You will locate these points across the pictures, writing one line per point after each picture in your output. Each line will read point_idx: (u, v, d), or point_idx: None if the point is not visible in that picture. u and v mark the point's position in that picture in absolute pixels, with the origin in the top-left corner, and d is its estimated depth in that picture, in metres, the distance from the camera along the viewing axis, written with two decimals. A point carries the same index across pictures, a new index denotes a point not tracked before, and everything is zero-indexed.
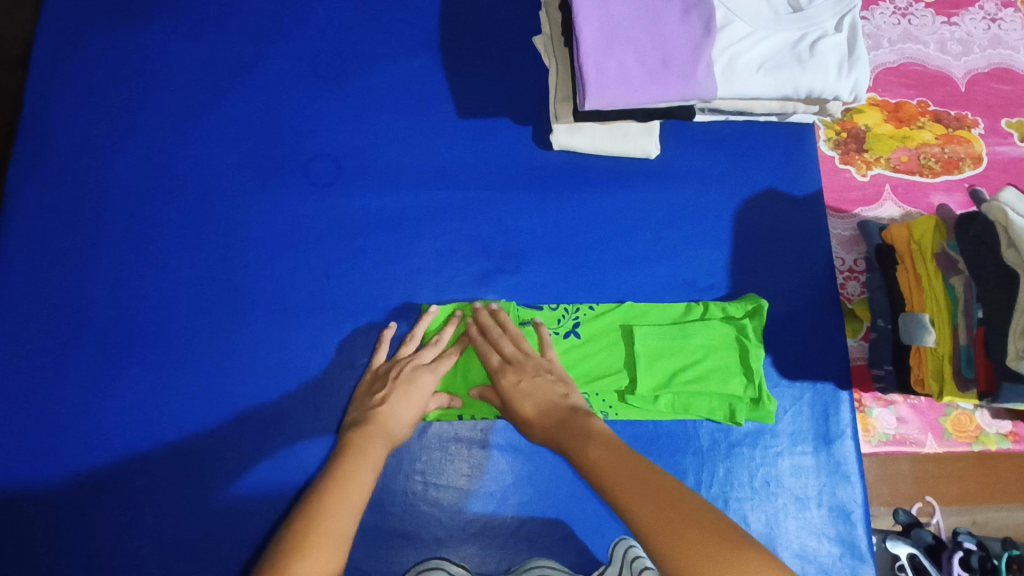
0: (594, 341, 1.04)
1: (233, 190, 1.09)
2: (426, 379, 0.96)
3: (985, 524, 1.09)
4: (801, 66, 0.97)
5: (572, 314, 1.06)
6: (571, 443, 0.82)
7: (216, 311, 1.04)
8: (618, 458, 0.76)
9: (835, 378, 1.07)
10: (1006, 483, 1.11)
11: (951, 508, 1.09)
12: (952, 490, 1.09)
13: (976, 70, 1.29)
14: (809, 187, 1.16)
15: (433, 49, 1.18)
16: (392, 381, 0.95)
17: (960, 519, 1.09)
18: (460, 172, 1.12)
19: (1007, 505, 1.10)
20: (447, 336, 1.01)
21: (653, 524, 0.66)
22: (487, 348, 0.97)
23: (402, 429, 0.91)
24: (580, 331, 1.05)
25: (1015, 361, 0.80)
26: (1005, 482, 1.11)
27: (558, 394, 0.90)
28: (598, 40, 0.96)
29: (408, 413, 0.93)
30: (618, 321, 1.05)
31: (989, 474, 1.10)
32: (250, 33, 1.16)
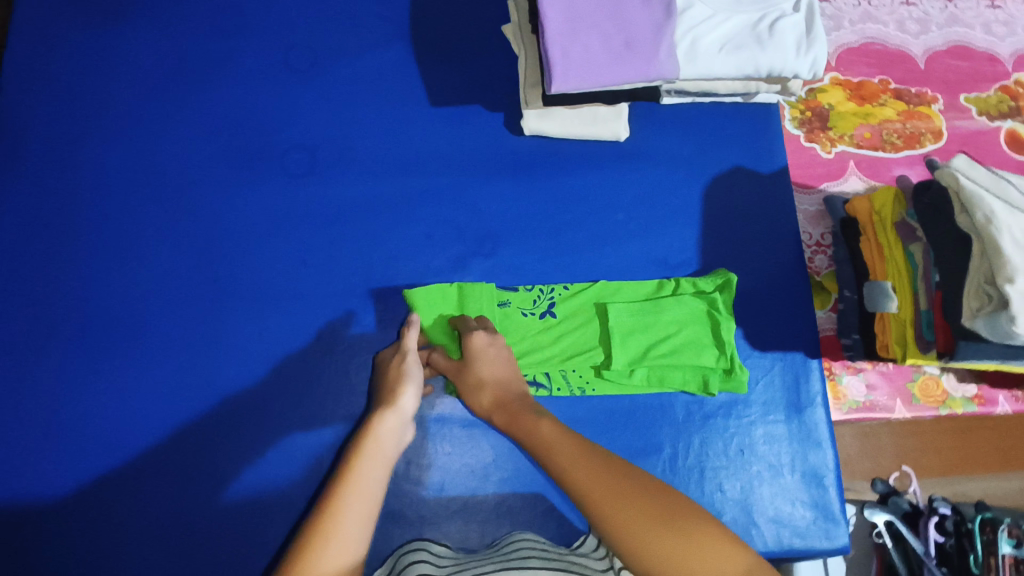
0: (570, 320, 1.07)
1: (210, 183, 1.11)
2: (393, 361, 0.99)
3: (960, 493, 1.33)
4: (760, 46, 1.00)
5: (547, 294, 1.08)
6: (524, 424, 0.89)
7: (195, 302, 1.06)
8: (570, 438, 0.84)
9: (804, 347, 1.10)
10: (981, 457, 1.35)
11: (927, 480, 1.33)
12: (928, 464, 1.33)
13: (935, 47, 1.33)
14: (776, 164, 1.19)
15: (405, 40, 1.20)
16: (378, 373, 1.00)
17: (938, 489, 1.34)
18: (434, 159, 1.14)
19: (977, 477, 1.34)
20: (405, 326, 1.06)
21: (598, 495, 0.74)
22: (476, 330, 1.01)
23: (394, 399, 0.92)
24: (556, 310, 1.08)
25: (970, 319, 0.84)
26: (979, 457, 1.35)
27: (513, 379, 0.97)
28: (562, 25, 0.98)
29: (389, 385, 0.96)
30: (593, 299, 1.08)
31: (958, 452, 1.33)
32: (224, 28, 1.18)
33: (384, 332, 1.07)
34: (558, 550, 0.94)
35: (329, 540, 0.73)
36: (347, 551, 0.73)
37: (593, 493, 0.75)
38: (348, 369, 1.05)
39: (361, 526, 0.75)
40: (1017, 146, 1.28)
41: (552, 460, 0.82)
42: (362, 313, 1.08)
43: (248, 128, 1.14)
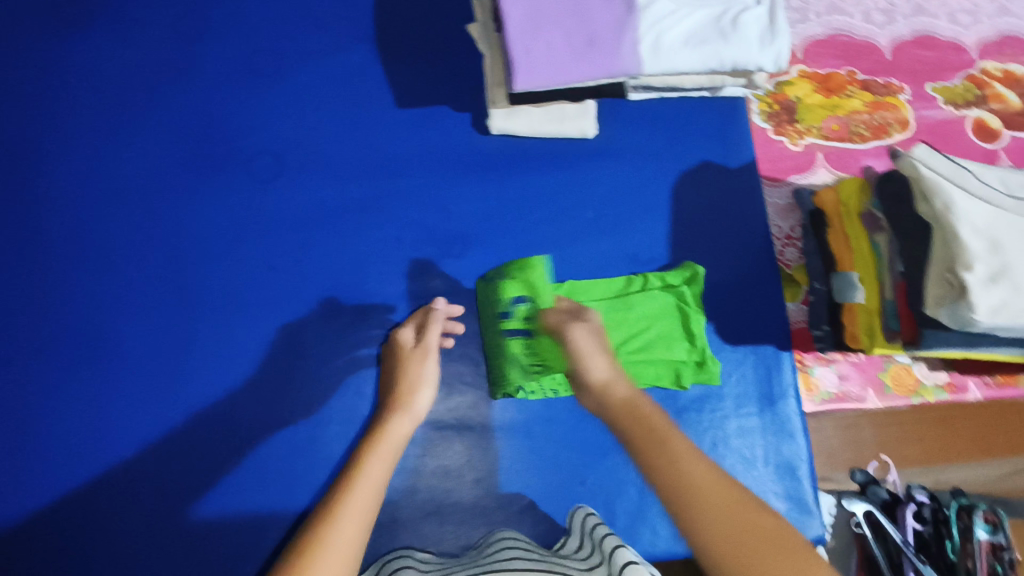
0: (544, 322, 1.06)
1: (175, 190, 1.09)
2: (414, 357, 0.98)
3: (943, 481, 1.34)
4: (724, 40, 1.00)
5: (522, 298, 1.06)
6: (634, 413, 0.79)
7: (161, 311, 1.04)
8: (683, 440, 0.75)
9: (775, 340, 1.10)
10: (962, 443, 1.35)
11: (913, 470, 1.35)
12: (914, 453, 1.35)
13: (901, 38, 1.33)
14: (744, 158, 1.19)
15: (370, 42, 1.19)
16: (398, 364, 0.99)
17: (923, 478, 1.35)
18: (402, 161, 1.14)
19: (962, 465, 1.34)
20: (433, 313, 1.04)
21: (716, 514, 0.67)
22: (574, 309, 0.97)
23: (413, 400, 0.94)
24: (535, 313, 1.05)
25: (934, 308, 0.84)
26: (961, 443, 1.35)
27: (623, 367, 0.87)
28: (523, 23, 0.97)
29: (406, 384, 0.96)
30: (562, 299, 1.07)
31: (944, 440, 1.34)
32: (187, 34, 1.16)
33: (355, 336, 1.07)
34: (538, 550, 0.93)
35: (341, 524, 0.73)
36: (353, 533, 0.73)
37: (711, 509, 0.68)
38: (319, 374, 1.05)
39: (360, 528, 0.74)
40: (984, 134, 1.28)
41: (668, 454, 0.73)
42: (332, 318, 1.07)
43: (212, 134, 1.12)
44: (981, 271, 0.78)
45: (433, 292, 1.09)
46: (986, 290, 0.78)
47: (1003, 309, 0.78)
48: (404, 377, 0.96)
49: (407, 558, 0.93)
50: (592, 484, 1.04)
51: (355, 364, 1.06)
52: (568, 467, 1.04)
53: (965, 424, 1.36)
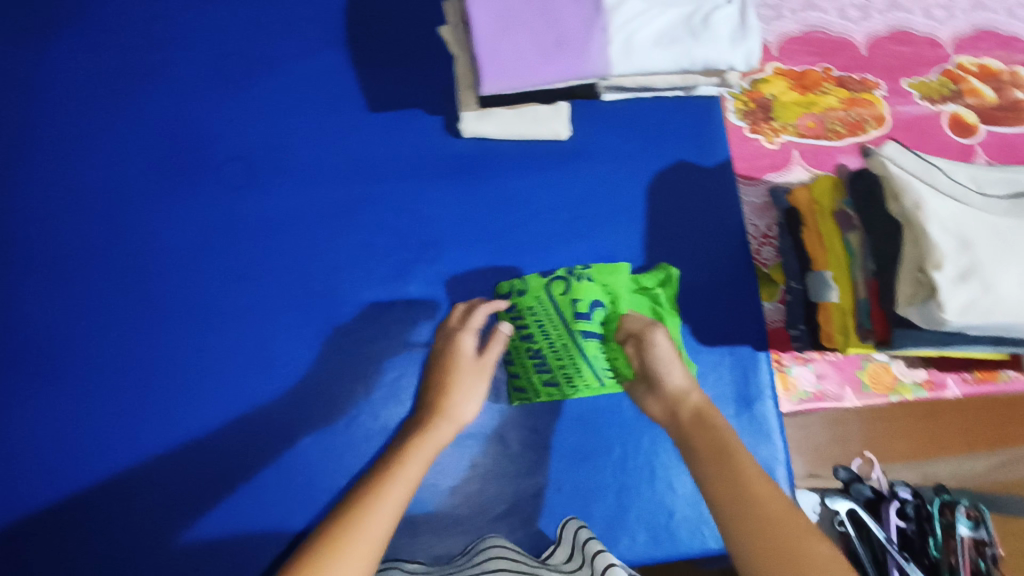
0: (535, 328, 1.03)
1: (143, 199, 1.08)
2: (470, 367, 0.97)
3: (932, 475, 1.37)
4: (695, 39, 0.98)
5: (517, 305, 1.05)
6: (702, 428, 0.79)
7: (131, 322, 1.03)
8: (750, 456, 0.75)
9: (751, 340, 1.10)
10: (950, 439, 1.38)
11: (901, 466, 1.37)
12: (902, 450, 1.37)
13: (876, 34, 1.33)
14: (719, 157, 1.18)
15: (340, 45, 1.17)
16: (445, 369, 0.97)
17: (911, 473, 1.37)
18: (374, 165, 1.12)
19: (951, 459, 1.38)
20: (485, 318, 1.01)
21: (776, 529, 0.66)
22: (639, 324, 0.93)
23: (458, 411, 0.93)
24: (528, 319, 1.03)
25: (905, 306, 0.83)
26: (949, 438, 1.38)
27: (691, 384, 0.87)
28: (490, 25, 0.96)
29: (455, 396, 0.94)
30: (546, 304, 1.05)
31: (932, 435, 1.37)
32: (153, 40, 1.14)
33: (328, 344, 1.06)
34: (527, 562, 0.91)
35: (380, 505, 0.73)
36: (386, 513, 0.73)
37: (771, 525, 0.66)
38: (293, 384, 1.04)
39: (385, 523, 0.72)
40: (960, 129, 1.28)
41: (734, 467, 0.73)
42: (305, 325, 1.06)
43: (181, 142, 1.11)
44: (949, 269, 0.77)
45: (407, 298, 1.08)
46: (955, 288, 0.76)
47: (973, 308, 0.77)
48: (455, 386, 0.95)
49: (396, 570, 0.91)
50: (569, 490, 1.02)
51: (328, 373, 1.05)
52: (544, 473, 1.03)
53: (953, 419, 1.39)
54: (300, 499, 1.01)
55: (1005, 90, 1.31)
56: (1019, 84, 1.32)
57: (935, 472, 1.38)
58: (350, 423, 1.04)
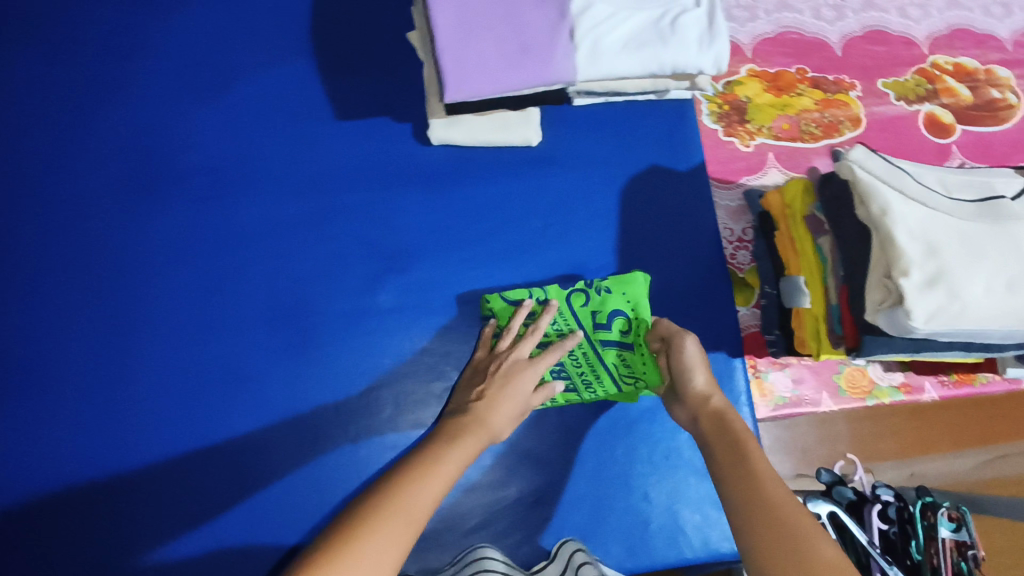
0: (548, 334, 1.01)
1: (106, 213, 1.06)
2: (525, 377, 0.91)
3: (922, 474, 1.36)
4: (663, 42, 0.96)
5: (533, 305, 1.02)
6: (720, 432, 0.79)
7: (95, 339, 1.02)
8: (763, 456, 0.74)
9: (727, 347, 1.09)
10: (938, 435, 1.37)
11: (890, 464, 1.36)
12: (891, 447, 1.36)
13: (851, 34, 1.32)
14: (693, 160, 1.17)
15: (306, 52, 1.14)
16: (492, 376, 0.92)
17: (900, 472, 1.36)
18: (341, 174, 1.10)
19: (940, 456, 1.37)
20: (543, 325, 0.95)
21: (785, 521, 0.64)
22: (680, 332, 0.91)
23: (500, 424, 0.86)
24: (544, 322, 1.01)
25: (874, 313, 0.82)
26: (937, 435, 1.37)
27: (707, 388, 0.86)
28: (453, 33, 0.94)
29: (506, 407, 0.88)
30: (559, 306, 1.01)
31: (923, 431, 1.37)
32: (112, 48, 1.12)
33: (296, 357, 1.03)
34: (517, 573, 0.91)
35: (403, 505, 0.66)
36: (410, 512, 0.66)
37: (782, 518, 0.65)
38: (260, 398, 1.02)
39: (419, 513, 0.66)
40: (936, 129, 1.27)
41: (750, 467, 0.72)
42: (273, 339, 1.04)
43: (143, 153, 1.09)
44: (917, 275, 0.76)
45: (377, 308, 1.06)
46: (923, 295, 0.76)
47: (941, 314, 0.76)
48: (500, 395, 0.88)
49: None
50: (542, 501, 1.01)
51: (297, 387, 1.03)
52: (517, 485, 1.01)
53: (940, 416, 1.39)
54: (269, 516, 0.99)
55: (981, 89, 1.30)
56: (995, 83, 1.31)
57: (924, 472, 1.37)
58: (319, 438, 1.02)
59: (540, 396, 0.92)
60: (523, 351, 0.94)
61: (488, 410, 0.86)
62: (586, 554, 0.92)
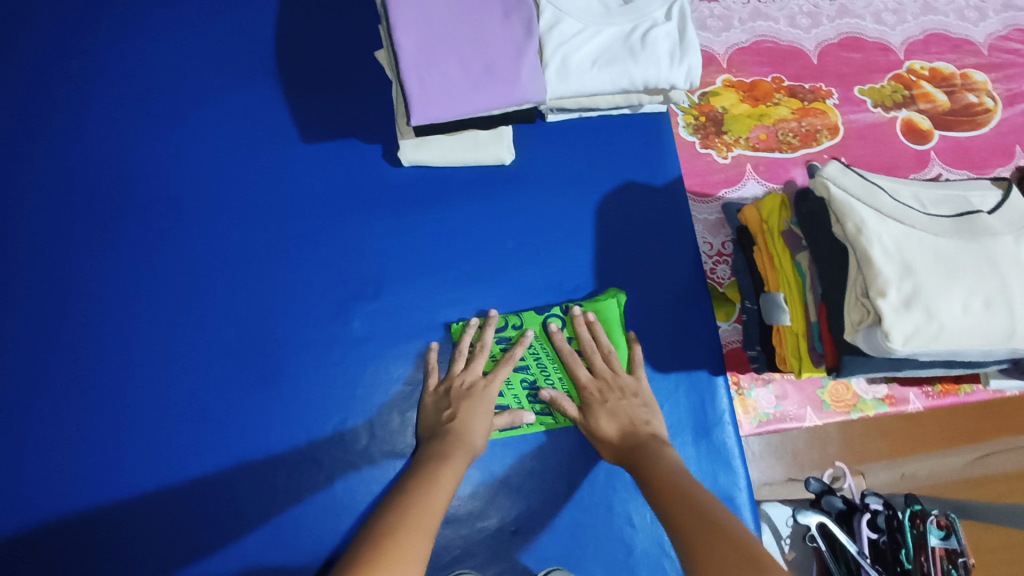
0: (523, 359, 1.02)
1: (66, 246, 1.03)
2: (486, 394, 0.96)
3: (912, 475, 1.35)
4: (633, 58, 0.94)
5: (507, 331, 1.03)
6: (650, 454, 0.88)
7: (56, 377, 0.98)
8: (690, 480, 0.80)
9: (708, 364, 1.07)
10: (927, 434, 1.36)
11: (881, 464, 1.35)
12: (881, 448, 1.35)
13: (827, 41, 1.31)
14: (669, 175, 1.15)
15: (271, 74, 1.12)
16: (455, 398, 0.95)
17: (891, 473, 1.35)
18: (310, 199, 1.07)
19: (929, 456, 1.36)
20: (488, 341, 1.00)
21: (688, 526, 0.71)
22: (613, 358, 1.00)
23: (478, 440, 0.91)
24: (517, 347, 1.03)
25: (853, 334, 0.81)
26: (926, 433, 1.36)
27: (641, 420, 0.94)
28: (417, 54, 0.92)
29: (479, 424, 0.93)
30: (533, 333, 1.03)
31: (913, 429, 1.36)
32: (69, 75, 1.08)
33: (265, 390, 1.00)
34: None
35: (414, 534, 0.68)
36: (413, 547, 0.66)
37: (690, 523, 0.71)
38: (228, 433, 0.99)
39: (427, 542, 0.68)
40: (914, 136, 1.26)
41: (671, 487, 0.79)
42: (241, 371, 1.01)
43: (103, 183, 1.05)
44: (893, 295, 0.75)
45: (350, 336, 1.04)
46: (900, 315, 0.74)
47: (918, 335, 0.74)
48: (467, 415, 0.93)
49: None
50: (524, 530, 0.99)
51: (268, 420, 1.00)
52: (497, 515, 0.99)
53: (931, 417, 1.37)
54: (241, 556, 0.95)
55: (957, 94, 1.30)
56: (972, 88, 1.30)
57: (916, 472, 1.36)
58: (293, 472, 0.99)
59: (503, 417, 0.98)
60: (477, 371, 0.98)
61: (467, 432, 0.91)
62: None
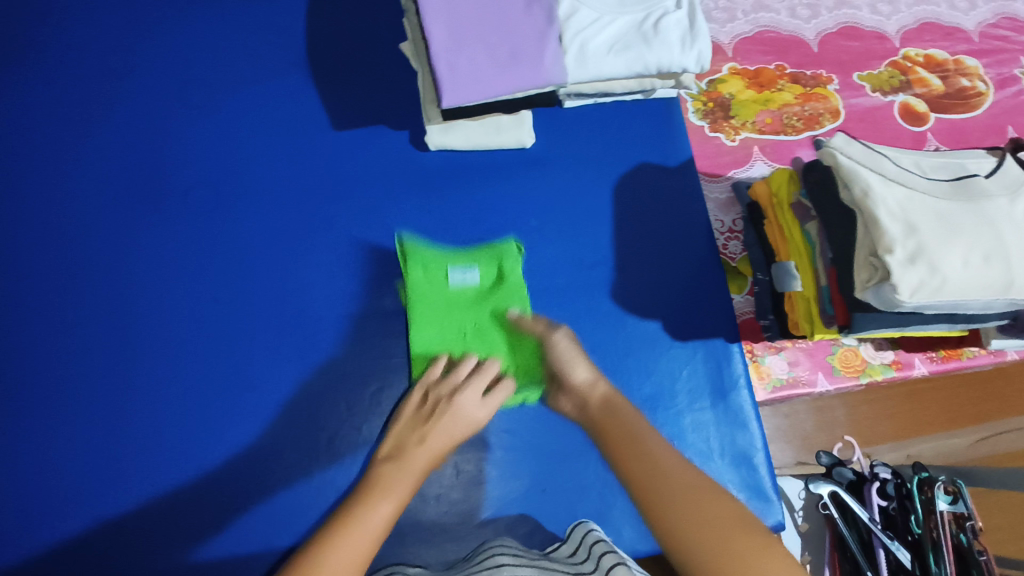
0: (432, 302, 1.07)
1: (108, 227, 1.07)
2: (458, 409, 0.95)
3: (916, 455, 1.40)
4: (647, 44, 1.00)
5: (425, 271, 1.08)
6: (613, 421, 0.89)
7: (101, 350, 1.02)
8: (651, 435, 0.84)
9: (725, 333, 1.13)
10: (930, 414, 1.40)
11: (887, 446, 1.39)
12: (886, 429, 1.39)
13: (826, 30, 1.38)
14: (681, 156, 1.21)
15: (303, 66, 1.18)
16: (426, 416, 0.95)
17: (897, 454, 1.40)
18: (343, 181, 1.13)
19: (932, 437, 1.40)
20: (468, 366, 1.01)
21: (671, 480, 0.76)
22: (571, 365, 0.97)
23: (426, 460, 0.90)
24: (428, 286, 1.08)
25: (862, 291, 0.86)
26: (929, 413, 1.40)
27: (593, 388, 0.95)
28: (446, 41, 0.98)
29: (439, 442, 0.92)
30: (439, 280, 1.09)
31: (914, 410, 1.40)
32: (113, 69, 1.14)
33: (302, 359, 1.04)
34: (532, 556, 0.92)
35: (359, 532, 0.76)
36: (364, 546, 0.75)
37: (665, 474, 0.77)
38: (267, 402, 1.02)
39: (366, 541, 0.75)
40: (911, 118, 1.32)
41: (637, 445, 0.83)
42: (281, 343, 1.04)
43: (145, 167, 1.10)
44: (899, 253, 0.81)
45: (383, 310, 1.08)
46: (906, 270, 0.80)
47: (923, 288, 0.80)
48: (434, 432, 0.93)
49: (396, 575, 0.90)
50: (552, 490, 1.03)
51: (307, 388, 1.03)
52: (527, 476, 1.04)
53: (933, 397, 1.41)
54: (282, 519, 0.98)
55: (951, 78, 1.36)
56: (965, 72, 1.37)
57: (921, 452, 1.41)
58: (332, 439, 1.02)
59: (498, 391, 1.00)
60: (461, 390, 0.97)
61: (422, 456, 0.90)
62: (599, 535, 0.91)
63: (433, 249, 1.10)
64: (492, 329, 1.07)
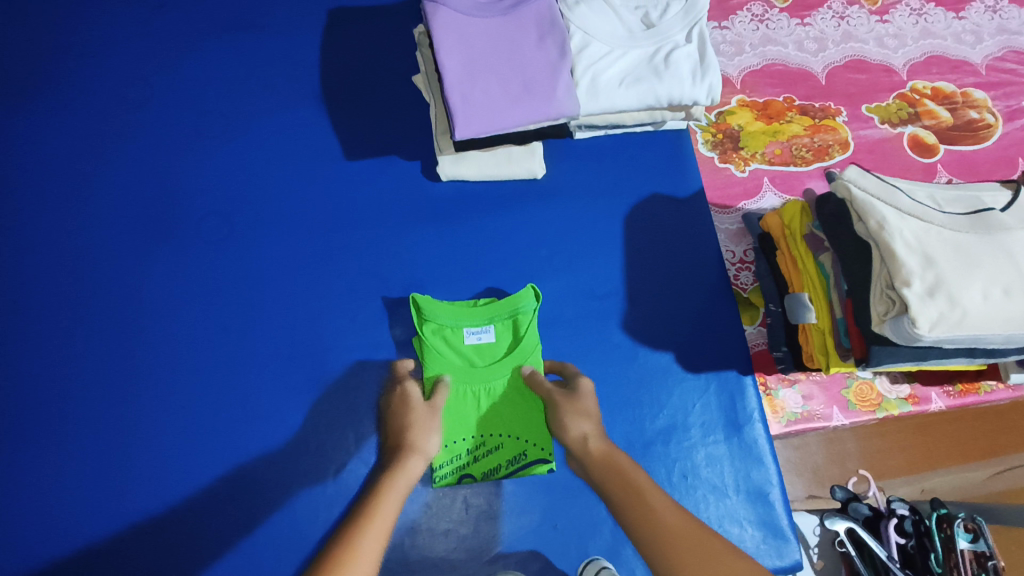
0: (444, 360, 1.03)
1: (120, 255, 1.07)
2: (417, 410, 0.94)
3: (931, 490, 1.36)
4: (658, 77, 1.01)
5: (435, 328, 1.03)
6: (611, 474, 0.79)
7: (109, 378, 1.01)
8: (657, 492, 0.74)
9: (738, 365, 1.11)
10: (944, 448, 1.37)
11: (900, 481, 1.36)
12: (900, 462, 1.37)
13: (833, 63, 1.39)
14: (692, 187, 1.21)
15: (316, 97, 1.19)
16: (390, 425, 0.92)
17: (911, 489, 1.36)
18: (354, 211, 1.13)
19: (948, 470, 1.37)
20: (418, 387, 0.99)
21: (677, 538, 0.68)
22: (569, 413, 0.89)
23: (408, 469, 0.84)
24: (438, 345, 1.03)
25: (879, 324, 0.85)
26: (943, 447, 1.38)
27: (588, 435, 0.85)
28: (459, 74, 0.99)
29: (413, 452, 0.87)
30: (451, 337, 1.04)
31: (929, 443, 1.37)
32: (129, 100, 1.16)
33: (311, 390, 1.03)
34: None
35: None
36: None
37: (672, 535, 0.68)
38: (274, 433, 1.00)
39: None
40: (920, 149, 1.33)
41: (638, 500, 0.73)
42: (290, 373, 1.03)
43: (160, 197, 1.11)
44: (917, 285, 0.80)
45: (393, 340, 1.08)
46: (924, 303, 0.79)
47: (942, 322, 0.79)
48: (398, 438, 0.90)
49: None
50: (564, 526, 1.01)
51: (315, 419, 1.02)
52: (537, 511, 1.02)
53: (948, 429, 1.38)
54: (287, 553, 0.95)
55: (959, 111, 1.37)
56: (973, 105, 1.38)
57: (936, 487, 1.37)
58: (340, 470, 1.00)
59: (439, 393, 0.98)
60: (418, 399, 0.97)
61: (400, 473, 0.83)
62: None
63: (447, 308, 1.04)
64: (502, 396, 1.03)
